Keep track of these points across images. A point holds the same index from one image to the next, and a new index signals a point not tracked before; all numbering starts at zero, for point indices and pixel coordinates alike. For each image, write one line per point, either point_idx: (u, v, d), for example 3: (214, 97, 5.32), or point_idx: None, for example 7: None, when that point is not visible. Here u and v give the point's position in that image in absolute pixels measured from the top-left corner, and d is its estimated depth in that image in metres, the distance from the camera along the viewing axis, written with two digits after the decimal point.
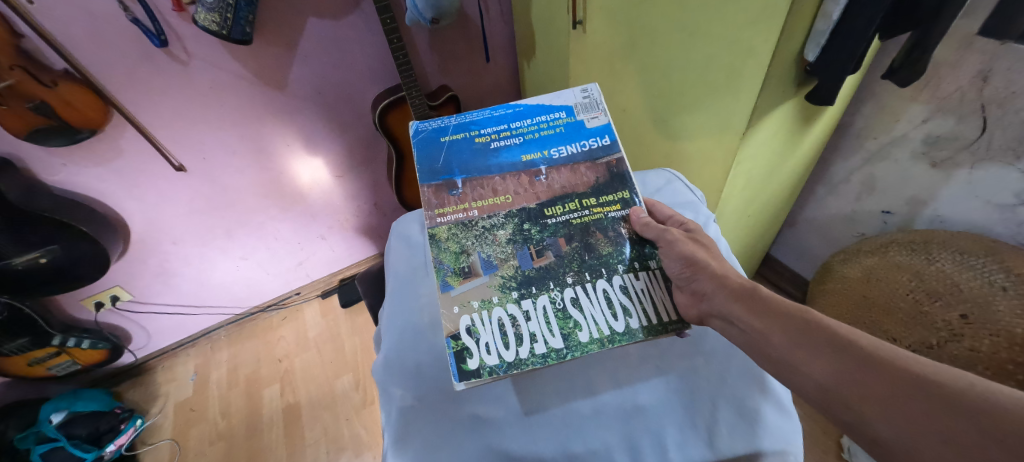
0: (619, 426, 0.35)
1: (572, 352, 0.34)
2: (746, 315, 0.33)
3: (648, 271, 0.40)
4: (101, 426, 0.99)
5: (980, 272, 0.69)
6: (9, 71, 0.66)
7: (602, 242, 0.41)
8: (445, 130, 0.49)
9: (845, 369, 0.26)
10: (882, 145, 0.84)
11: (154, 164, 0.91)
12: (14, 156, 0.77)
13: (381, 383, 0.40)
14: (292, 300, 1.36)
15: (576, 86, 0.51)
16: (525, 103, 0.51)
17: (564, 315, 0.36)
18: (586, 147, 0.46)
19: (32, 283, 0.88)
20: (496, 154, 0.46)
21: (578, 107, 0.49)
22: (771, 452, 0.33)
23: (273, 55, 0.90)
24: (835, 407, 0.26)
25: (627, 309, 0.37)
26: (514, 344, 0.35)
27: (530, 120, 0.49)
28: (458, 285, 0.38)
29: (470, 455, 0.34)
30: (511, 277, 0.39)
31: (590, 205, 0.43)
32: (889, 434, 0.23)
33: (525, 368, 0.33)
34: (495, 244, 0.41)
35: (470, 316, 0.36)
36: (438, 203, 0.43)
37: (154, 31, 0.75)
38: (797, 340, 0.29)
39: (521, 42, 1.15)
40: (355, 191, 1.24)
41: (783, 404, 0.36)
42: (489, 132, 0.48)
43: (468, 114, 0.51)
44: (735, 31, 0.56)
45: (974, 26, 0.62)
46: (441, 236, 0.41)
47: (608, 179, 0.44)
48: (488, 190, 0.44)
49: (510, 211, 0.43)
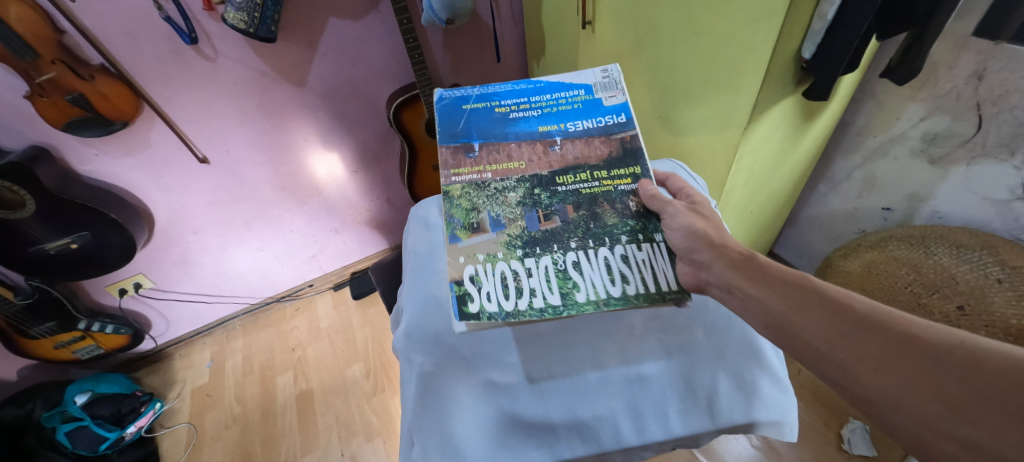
0: (622, 394, 0.36)
1: (567, 310, 0.37)
2: (745, 283, 0.33)
3: (652, 243, 0.41)
4: (123, 408, 1.03)
5: (976, 265, 0.71)
6: (51, 64, 0.71)
7: (609, 212, 0.43)
8: (469, 98, 0.52)
9: (838, 332, 0.26)
10: (881, 143, 0.86)
11: (181, 156, 0.96)
12: (51, 146, 0.82)
13: (403, 352, 0.41)
14: (305, 291, 1.40)
15: (597, 66, 0.54)
16: (546, 80, 0.54)
17: (564, 276, 0.39)
18: (601, 123, 0.49)
19: (62, 267, 0.93)
20: (513, 123, 0.49)
21: (597, 87, 0.52)
22: (767, 422, 0.35)
23: (295, 53, 0.94)
24: (825, 368, 0.26)
25: (625, 276, 0.39)
26: (515, 295, 0.38)
27: (547, 95, 0.52)
28: (466, 237, 0.42)
29: (483, 420, 0.35)
30: (517, 236, 0.42)
31: (599, 177, 0.45)
32: (877, 390, 0.23)
33: (520, 318, 0.37)
34: (505, 205, 0.44)
35: (474, 266, 0.40)
36: (455, 163, 0.46)
37: (186, 30, 0.80)
38: (793, 305, 0.29)
39: (531, 42, 1.18)
40: (368, 185, 1.28)
41: (778, 376, 0.38)
42: (509, 104, 0.52)
43: (490, 87, 0.54)
44: (738, 30, 0.59)
45: (967, 28, 0.65)
46: (455, 193, 0.44)
47: (620, 153, 0.47)
48: (504, 156, 0.47)
49: (522, 177, 0.46)
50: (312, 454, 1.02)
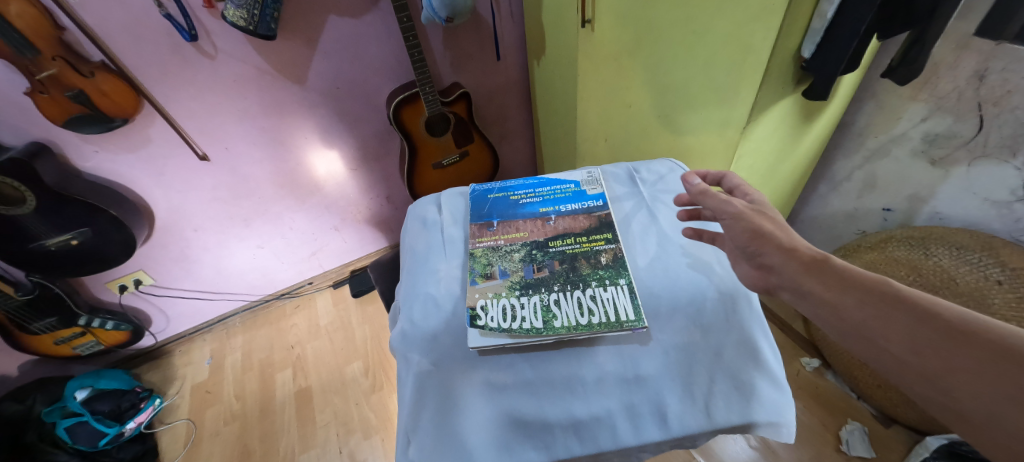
0: (619, 392, 0.34)
1: (548, 332, 0.37)
2: (819, 288, 0.29)
3: (616, 286, 0.41)
4: (122, 404, 1.03)
5: (977, 267, 0.70)
6: (51, 61, 0.70)
7: (584, 265, 0.44)
8: (491, 190, 0.58)
9: (930, 343, 0.24)
10: (882, 143, 0.86)
11: (180, 153, 0.96)
12: (52, 142, 0.82)
13: (399, 351, 0.39)
14: (304, 289, 1.40)
15: (589, 168, 0.60)
16: (549, 177, 0.60)
17: (546, 308, 0.40)
18: (585, 206, 0.52)
19: (62, 263, 0.93)
20: (521, 207, 0.54)
21: (583, 181, 0.57)
22: (764, 423, 0.33)
23: (294, 50, 0.94)
24: (914, 381, 0.24)
25: (591, 309, 0.39)
26: (511, 319, 0.39)
27: (550, 187, 0.57)
28: (482, 281, 0.44)
29: (482, 420, 0.34)
30: (517, 281, 0.43)
31: (580, 239, 0.47)
32: (975, 407, 0.21)
33: (511, 334, 0.37)
34: (511, 260, 0.46)
35: (484, 299, 0.41)
36: (478, 234, 0.50)
37: (186, 27, 0.80)
38: (873, 312, 0.26)
39: (531, 40, 1.18)
40: (368, 183, 1.28)
41: (776, 377, 0.35)
42: (521, 193, 0.57)
43: (508, 181, 0.61)
44: (736, 28, 0.59)
45: (970, 28, 0.65)
46: (477, 253, 0.48)
47: (598, 225, 0.49)
48: (513, 228, 0.51)
49: (524, 243, 0.48)
50: (310, 451, 1.02)
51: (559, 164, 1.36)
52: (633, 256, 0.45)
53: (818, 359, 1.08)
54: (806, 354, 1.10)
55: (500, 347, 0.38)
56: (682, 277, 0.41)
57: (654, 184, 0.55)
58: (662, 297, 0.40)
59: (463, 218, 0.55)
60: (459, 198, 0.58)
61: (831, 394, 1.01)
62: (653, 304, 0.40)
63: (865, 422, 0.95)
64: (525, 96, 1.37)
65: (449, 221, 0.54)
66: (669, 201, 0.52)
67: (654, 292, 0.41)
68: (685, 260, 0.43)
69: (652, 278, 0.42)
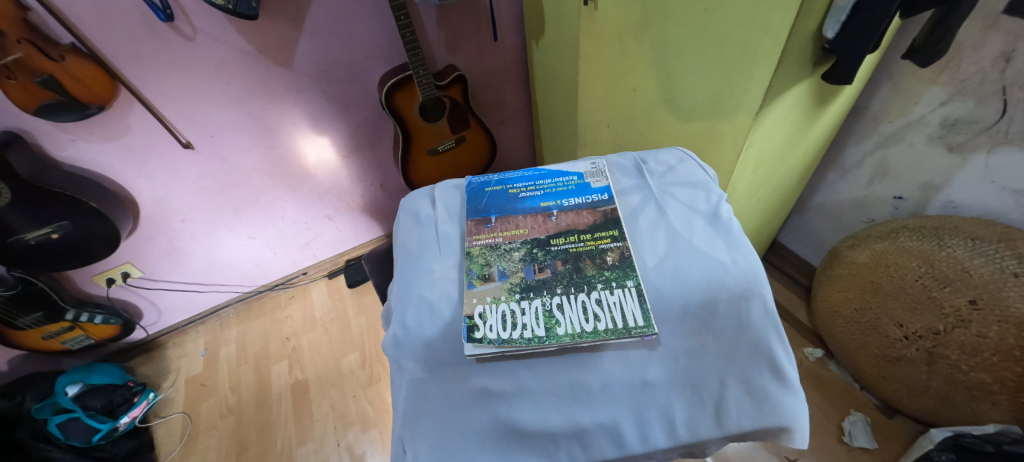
0: (626, 399, 0.31)
1: (550, 341, 0.34)
2: None
3: (623, 288, 0.38)
4: (115, 398, 1.02)
5: (992, 259, 0.67)
6: (16, 44, 0.65)
7: (588, 265, 0.41)
8: (488, 183, 0.55)
9: None
10: (897, 129, 0.82)
11: (162, 141, 0.91)
12: (23, 131, 0.78)
13: (392, 357, 0.37)
14: (299, 280, 1.38)
15: (591, 158, 0.57)
16: (548, 168, 0.57)
17: (548, 313, 0.37)
18: (589, 200, 0.49)
19: (44, 258, 0.89)
20: (521, 201, 0.51)
21: (587, 173, 0.54)
22: (777, 428, 0.30)
23: (277, 31, 0.88)
24: None
25: (596, 315, 0.36)
26: (510, 328, 0.36)
27: (551, 180, 0.54)
28: (480, 284, 0.41)
29: (473, 431, 0.30)
30: (517, 283, 0.41)
31: (585, 237, 0.44)
32: None
33: (512, 345, 0.34)
34: (510, 260, 0.43)
35: (482, 305, 0.38)
36: (476, 232, 0.47)
37: (160, 5, 0.74)
38: None
39: (530, 19, 1.12)
40: (361, 171, 1.25)
41: (791, 381, 0.32)
42: (520, 186, 0.54)
43: (506, 173, 0.57)
44: (751, 7, 0.53)
45: (999, 5, 0.60)
46: (474, 252, 0.45)
47: (603, 221, 0.46)
48: (512, 224, 0.48)
49: (523, 240, 0.46)
50: (308, 444, 1.01)
51: (559, 151, 1.32)
52: (641, 254, 0.42)
53: (822, 349, 1.07)
54: (810, 344, 1.09)
55: (498, 354, 0.35)
56: (695, 275, 0.38)
57: (661, 174, 0.52)
58: (672, 299, 0.37)
59: (458, 213, 0.51)
60: (454, 191, 0.55)
61: (834, 385, 1.01)
62: (662, 304, 0.37)
63: (867, 413, 0.95)
64: (524, 78, 1.32)
65: (443, 217, 0.51)
66: (677, 192, 0.49)
67: (664, 294, 0.37)
68: (698, 255, 0.40)
69: (662, 277, 0.39)
